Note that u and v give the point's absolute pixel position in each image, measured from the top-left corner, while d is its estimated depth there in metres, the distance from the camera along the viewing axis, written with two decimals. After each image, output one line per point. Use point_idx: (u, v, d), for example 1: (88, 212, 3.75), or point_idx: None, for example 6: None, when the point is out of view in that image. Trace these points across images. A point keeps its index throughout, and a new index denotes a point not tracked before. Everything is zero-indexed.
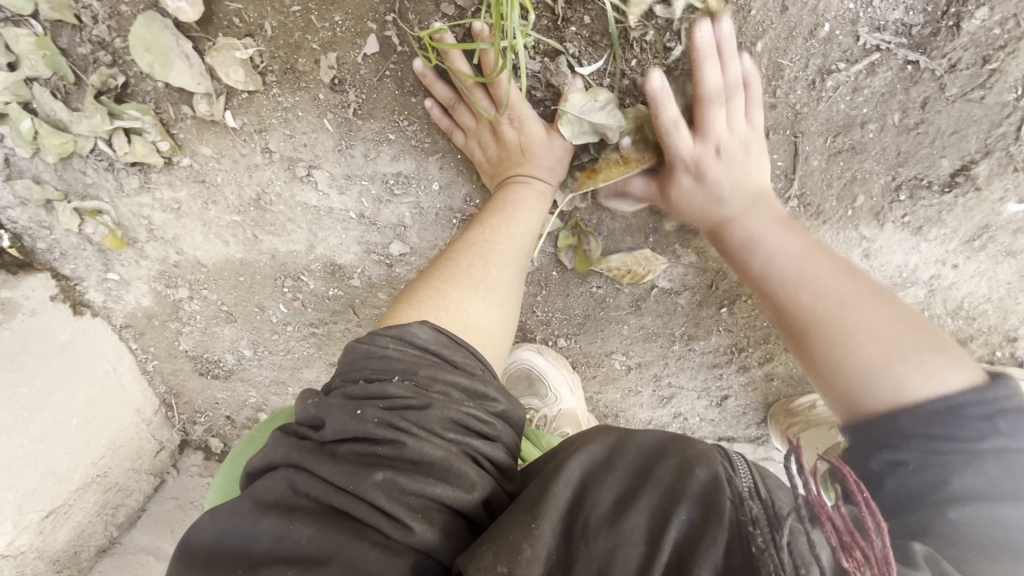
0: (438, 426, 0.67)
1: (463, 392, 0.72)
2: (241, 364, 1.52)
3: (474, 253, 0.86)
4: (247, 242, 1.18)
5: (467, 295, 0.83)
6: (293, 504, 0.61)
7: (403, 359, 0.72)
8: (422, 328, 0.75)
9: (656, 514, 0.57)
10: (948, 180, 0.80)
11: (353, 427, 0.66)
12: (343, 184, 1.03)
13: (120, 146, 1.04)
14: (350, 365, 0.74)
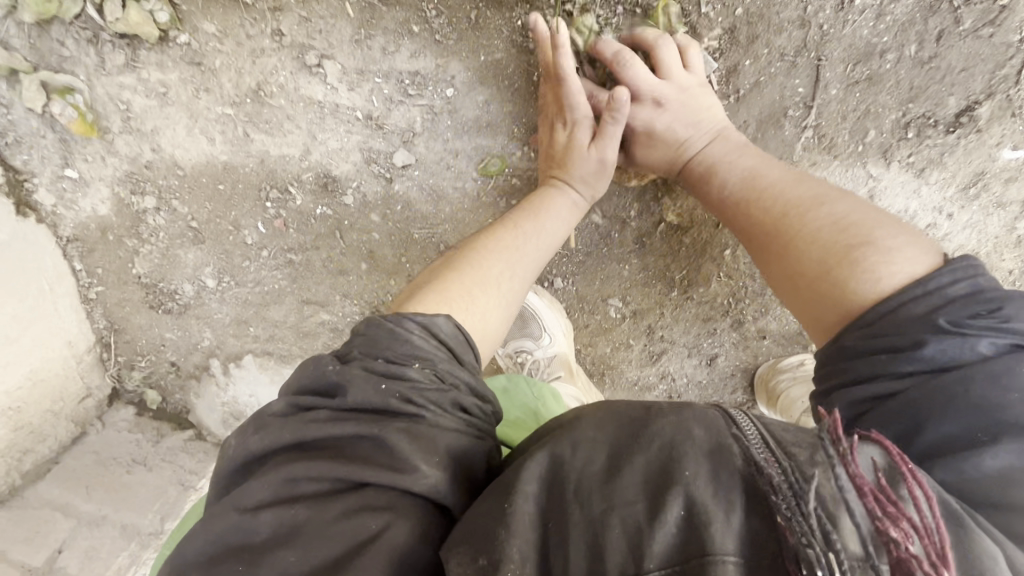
0: (449, 405, 0.62)
1: (468, 387, 0.66)
2: (200, 298, 1.35)
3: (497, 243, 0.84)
4: (236, 142, 1.10)
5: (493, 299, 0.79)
6: (294, 489, 0.54)
7: (426, 347, 0.65)
8: (446, 322, 0.69)
9: (652, 467, 0.44)
10: (953, 121, 0.85)
11: (374, 402, 0.58)
12: (354, 80, 0.99)
13: (111, 13, 0.96)
14: (370, 342, 0.65)
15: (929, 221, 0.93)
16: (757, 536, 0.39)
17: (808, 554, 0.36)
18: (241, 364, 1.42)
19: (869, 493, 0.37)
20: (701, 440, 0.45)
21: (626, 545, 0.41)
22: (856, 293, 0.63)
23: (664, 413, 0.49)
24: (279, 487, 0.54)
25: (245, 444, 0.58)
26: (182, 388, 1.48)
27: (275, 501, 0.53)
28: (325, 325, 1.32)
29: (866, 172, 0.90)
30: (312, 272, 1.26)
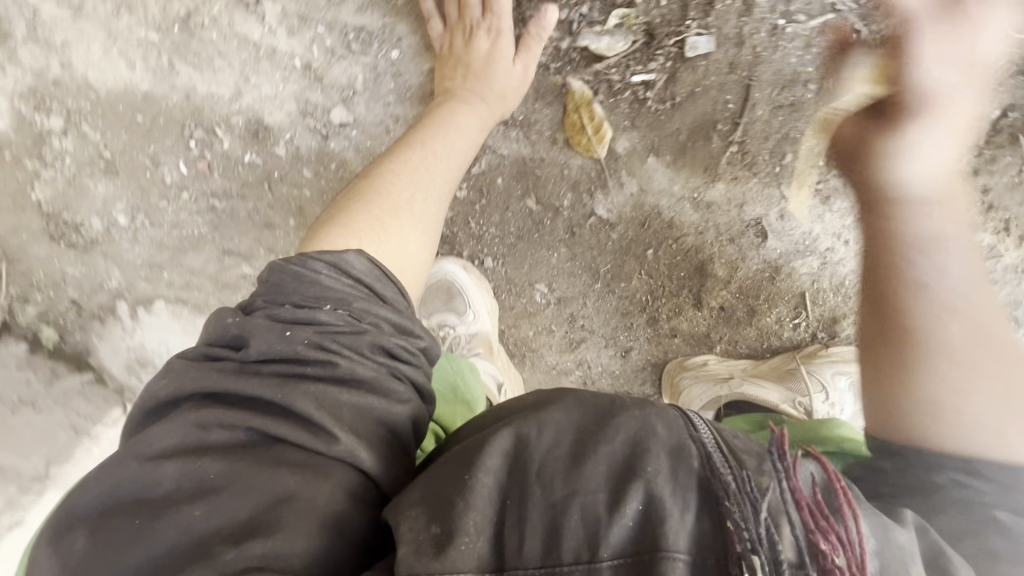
0: (370, 350, 0.62)
1: (393, 327, 0.67)
2: (109, 235, 1.25)
3: (407, 178, 0.86)
4: (160, 73, 1.07)
5: (405, 228, 0.82)
6: (200, 437, 0.55)
7: (337, 287, 0.66)
8: (358, 259, 0.68)
9: (614, 458, 0.54)
10: None
11: (280, 349, 0.59)
12: (295, 26, 1.00)
13: None
14: (275, 288, 0.66)
15: (828, 244, 1.04)
16: (704, 534, 0.48)
17: (752, 557, 0.46)
18: (152, 310, 1.31)
19: (808, 509, 0.48)
20: (664, 441, 0.54)
21: (585, 529, 0.50)
22: (934, 419, 0.72)
23: (625, 417, 0.58)
24: (187, 437, 0.55)
25: (151, 395, 0.60)
26: (78, 329, 1.35)
27: (180, 450, 0.54)
28: (250, 279, 1.30)
29: (780, 192, 0.98)
30: (235, 222, 1.19)
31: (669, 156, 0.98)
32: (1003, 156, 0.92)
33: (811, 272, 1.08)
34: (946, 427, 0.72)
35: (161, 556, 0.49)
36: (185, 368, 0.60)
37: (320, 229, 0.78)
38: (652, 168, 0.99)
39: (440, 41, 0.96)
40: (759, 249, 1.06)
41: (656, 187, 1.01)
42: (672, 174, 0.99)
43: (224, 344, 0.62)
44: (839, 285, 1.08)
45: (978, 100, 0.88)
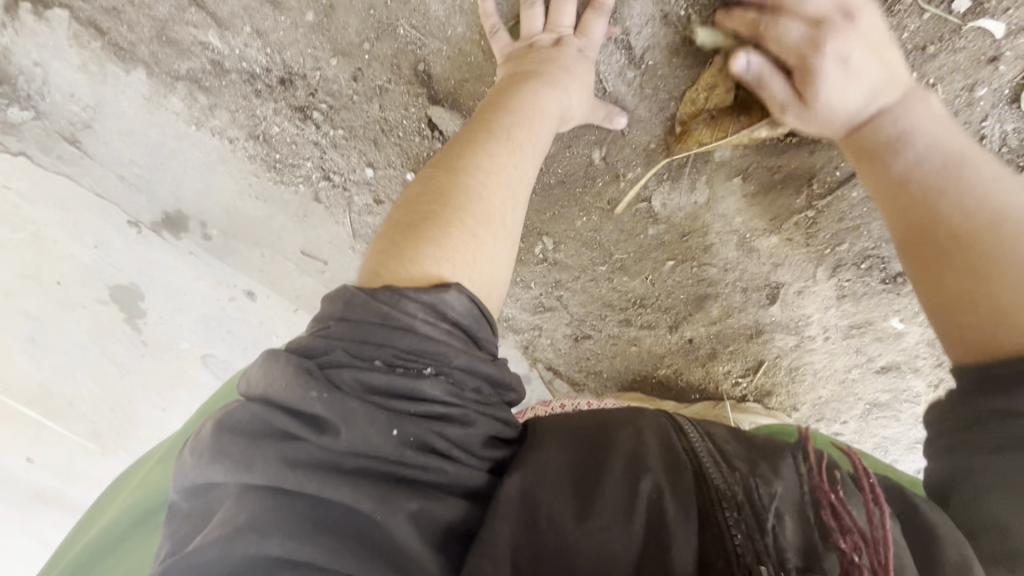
0: (472, 444, 0.55)
1: (491, 388, 0.57)
2: None
3: (505, 187, 0.70)
4: None
5: (500, 248, 0.68)
6: (270, 550, 0.47)
7: (435, 342, 0.53)
8: (456, 296, 0.56)
9: (630, 489, 0.58)
10: (893, 277, 0.96)
11: (385, 449, 0.50)
12: None
13: None
14: (361, 331, 0.53)
15: (811, 333, 1.09)
16: (706, 550, 0.54)
17: (759, 567, 0.51)
18: (44, 16, 0.99)
19: (826, 504, 0.54)
20: (659, 457, 0.61)
21: (602, 552, 0.54)
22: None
23: (621, 433, 0.64)
24: (258, 554, 0.47)
25: (211, 478, 0.51)
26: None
27: (250, 563, 0.47)
28: (209, 51, 0.99)
29: (813, 272, 0.99)
30: None
31: (752, 187, 0.91)
32: None
33: (781, 348, 1.13)
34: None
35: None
36: (248, 451, 0.49)
37: (403, 237, 0.63)
38: (729, 190, 0.92)
39: (509, 51, 0.83)
40: (760, 309, 1.07)
41: (720, 210, 0.95)
42: (743, 206, 0.94)
43: (287, 415, 0.50)
44: (794, 367, 1.15)
45: None
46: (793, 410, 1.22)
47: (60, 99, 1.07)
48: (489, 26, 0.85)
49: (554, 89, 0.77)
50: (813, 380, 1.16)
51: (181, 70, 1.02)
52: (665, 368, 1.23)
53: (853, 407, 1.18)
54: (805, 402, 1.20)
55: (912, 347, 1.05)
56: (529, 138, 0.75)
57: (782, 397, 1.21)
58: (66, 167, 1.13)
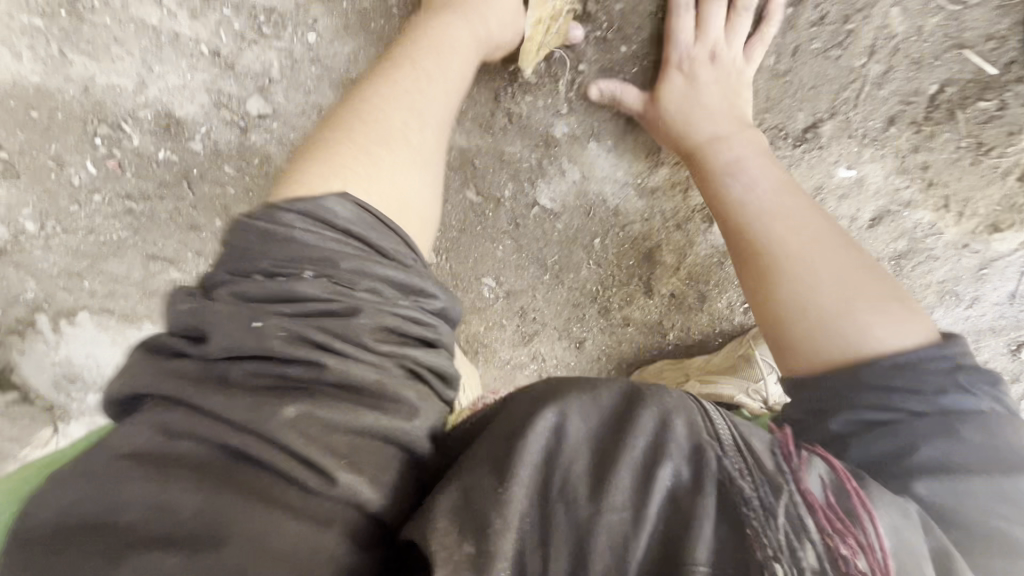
0: (368, 337, 0.55)
1: (395, 290, 0.60)
2: (19, 242, 1.20)
3: (393, 108, 0.72)
4: (50, 61, 0.92)
5: (403, 166, 0.70)
6: (174, 445, 0.48)
7: (319, 246, 0.58)
8: (342, 205, 0.61)
9: (648, 460, 0.43)
10: (800, 135, 0.91)
11: (252, 343, 0.52)
12: (197, 7, 0.86)
13: None
14: (248, 249, 0.58)
15: None
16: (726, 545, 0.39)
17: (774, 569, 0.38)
18: (75, 321, 1.31)
19: (821, 514, 0.41)
20: (685, 429, 0.45)
21: (610, 550, 0.39)
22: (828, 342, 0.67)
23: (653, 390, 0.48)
24: (159, 443, 0.48)
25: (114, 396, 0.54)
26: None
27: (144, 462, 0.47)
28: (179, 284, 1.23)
29: None
30: (158, 225, 1.14)
31: (610, 141, 0.93)
32: (941, 133, 0.89)
33: None
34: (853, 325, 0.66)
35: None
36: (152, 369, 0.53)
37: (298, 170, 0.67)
38: (593, 155, 0.94)
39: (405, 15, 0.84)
40: (706, 234, 1.03)
41: (599, 173, 0.96)
42: (614, 160, 0.95)
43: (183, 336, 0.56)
44: None
45: (919, 75, 0.85)
46: None
47: (111, 372, 1.36)
48: None
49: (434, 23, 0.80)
50: None
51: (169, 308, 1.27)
52: (672, 331, 1.18)
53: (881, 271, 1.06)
54: None
55: (883, 184, 0.96)
56: (440, 74, 0.77)
57: None
58: None
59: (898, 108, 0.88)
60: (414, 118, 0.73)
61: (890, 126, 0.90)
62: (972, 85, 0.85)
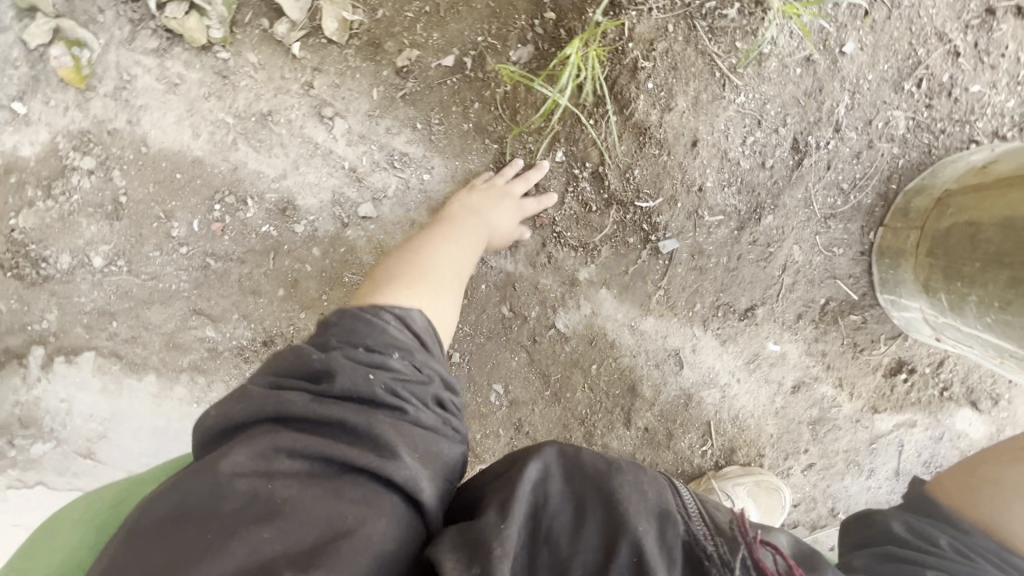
0: (429, 402, 0.80)
1: (443, 378, 0.86)
2: (73, 274, 1.30)
3: (445, 267, 1.06)
4: (219, 145, 1.22)
5: (448, 304, 1.03)
6: (279, 454, 0.68)
7: (398, 335, 0.85)
8: (418, 317, 0.90)
9: (614, 517, 0.60)
10: (744, 313, 1.30)
11: (361, 387, 0.74)
12: (354, 140, 1.22)
13: (173, 12, 1.14)
14: (349, 331, 0.82)
15: (726, 379, 1.33)
16: None
17: None
18: (75, 360, 1.31)
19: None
20: (653, 503, 0.62)
21: None
22: None
23: (624, 471, 0.65)
24: (260, 452, 0.68)
25: (226, 416, 0.73)
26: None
27: (243, 467, 0.66)
28: (207, 342, 1.32)
29: (692, 331, 1.30)
30: (222, 285, 1.29)
31: (616, 289, 1.28)
32: (830, 331, 1.33)
33: (714, 403, 1.34)
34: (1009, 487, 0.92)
35: (229, 572, 0.59)
36: (264, 397, 0.72)
37: (366, 287, 1.01)
38: (603, 297, 1.28)
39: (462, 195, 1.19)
40: (677, 376, 1.32)
41: (605, 312, 1.29)
42: (617, 304, 1.28)
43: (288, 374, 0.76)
44: (735, 417, 1.35)
45: (814, 290, 1.31)
46: (764, 458, 1.36)
47: (78, 422, 1.29)
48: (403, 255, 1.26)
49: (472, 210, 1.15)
50: (755, 423, 1.35)
51: (184, 364, 1.32)
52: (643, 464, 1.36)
53: (803, 433, 1.36)
54: (766, 446, 1.36)
55: (799, 360, 1.33)
56: (471, 242, 1.13)
57: (746, 449, 1.36)
58: (77, 481, 1.27)
59: (803, 309, 1.31)
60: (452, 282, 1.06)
61: (799, 320, 1.32)
62: (844, 303, 1.32)
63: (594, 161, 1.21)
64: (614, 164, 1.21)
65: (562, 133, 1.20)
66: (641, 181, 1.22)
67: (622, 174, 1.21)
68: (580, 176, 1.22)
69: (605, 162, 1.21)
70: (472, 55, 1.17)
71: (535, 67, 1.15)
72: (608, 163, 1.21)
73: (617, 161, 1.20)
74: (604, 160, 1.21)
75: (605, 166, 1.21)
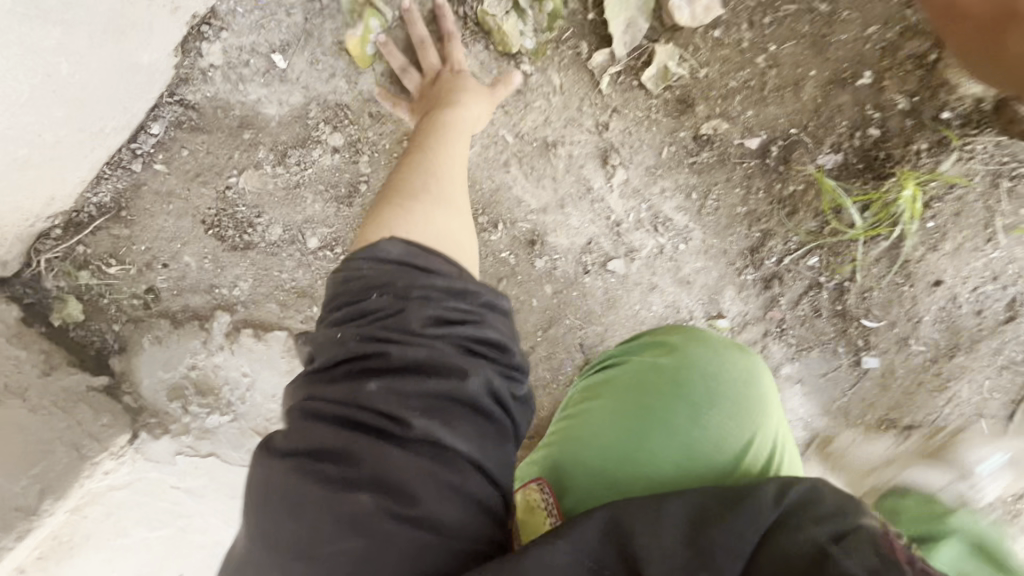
0: (450, 341, 0.68)
1: (443, 290, 0.71)
2: (280, 247, 1.18)
3: (428, 173, 0.90)
4: (490, 162, 1.12)
5: (445, 212, 0.85)
6: (325, 438, 0.63)
7: (382, 270, 0.72)
8: (394, 245, 0.74)
9: (831, 534, 0.59)
10: None
11: (352, 350, 0.68)
12: (628, 193, 1.16)
13: (492, 7, 1.00)
14: (342, 283, 0.74)
15: None
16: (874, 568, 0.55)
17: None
18: (264, 337, 1.22)
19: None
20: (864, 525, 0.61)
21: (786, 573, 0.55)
22: None
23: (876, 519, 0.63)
24: (304, 432, 0.64)
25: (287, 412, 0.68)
26: (126, 320, 1.20)
27: (297, 459, 0.63)
28: None
29: None
30: None
31: (808, 387, 1.35)
32: None
33: None
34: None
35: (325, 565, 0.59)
36: (301, 385, 0.70)
37: (377, 210, 0.85)
38: (794, 392, 1.35)
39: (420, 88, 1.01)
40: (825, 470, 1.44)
41: (790, 405, 1.36)
42: (804, 401, 1.36)
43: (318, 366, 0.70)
44: None
45: None
46: None
47: (259, 401, 1.23)
48: (632, 313, 1.25)
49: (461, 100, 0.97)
50: None
51: None
52: None
53: None
54: None
55: None
56: (459, 166, 0.94)
57: None
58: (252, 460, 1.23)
59: None
60: (451, 180, 0.91)
61: None
62: None
63: (842, 277, 1.23)
64: (859, 283, 1.23)
65: (828, 244, 1.20)
66: (876, 305, 1.26)
67: (861, 294, 1.24)
68: (821, 287, 1.24)
69: (851, 282, 1.23)
70: (780, 145, 1.12)
71: (837, 178, 1.13)
72: (853, 283, 1.23)
73: (865, 282, 1.23)
74: (851, 279, 1.23)
75: (851, 283, 1.23)
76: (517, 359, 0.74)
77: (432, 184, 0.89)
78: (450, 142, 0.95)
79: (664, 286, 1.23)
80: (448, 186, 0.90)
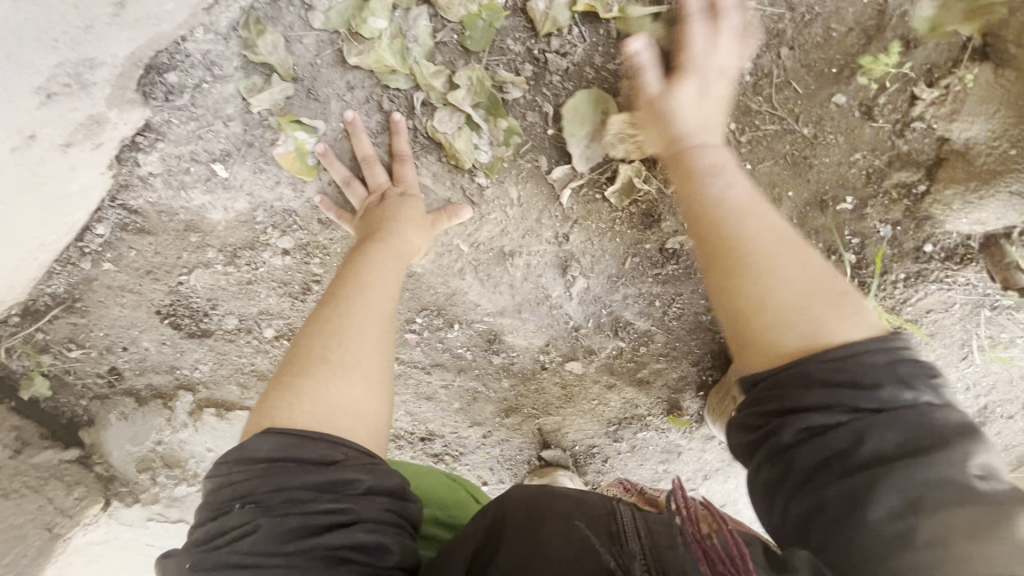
0: (317, 544, 0.64)
1: (315, 486, 0.67)
2: (237, 335, 1.18)
3: (327, 335, 0.81)
4: (444, 268, 1.08)
5: (345, 379, 0.77)
6: None
7: (250, 471, 0.68)
8: (265, 439, 0.70)
9: (530, 524, 0.67)
10: None
11: (216, 565, 0.65)
12: (587, 299, 1.12)
13: (441, 122, 0.93)
14: (221, 495, 0.70)
15: None
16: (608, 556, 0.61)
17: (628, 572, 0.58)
18: (226, 416, 1.25)
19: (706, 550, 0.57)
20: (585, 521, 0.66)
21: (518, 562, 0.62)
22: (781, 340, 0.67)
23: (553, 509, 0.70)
24: None
25: None
26: (92, 395, 1.22)
27: None
28: None
29: None
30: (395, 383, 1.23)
31: None
32: None
33: None
34: (820, 320, 0.66)
35: None
36: None
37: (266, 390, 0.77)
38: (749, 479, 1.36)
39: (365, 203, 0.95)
40: None
41: (744, 489, 1.38)
42: None
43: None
44: None
45: None
46: None
47: None
48: (589, 406, 1.25)
49: (400, 231, 0.92)
50: None
51: None
52: None
53: None
54: None
55: None
56: (382, 303, 0.86)
57: None
58: None
59: None
60: (369, 330, 0.82)
61: None
62: None
63: None
64: None
65: None
66: None
67: None
68: None
69: None
70: None
71: None
72: None
73: None
74: None
75: None
76: (397, 557, 0.67)
77: (335, 334, 0.81)
78: (381, 283, 0.87)
79: (622, 384, 1.22)
80: (349, 329, 0.82)
